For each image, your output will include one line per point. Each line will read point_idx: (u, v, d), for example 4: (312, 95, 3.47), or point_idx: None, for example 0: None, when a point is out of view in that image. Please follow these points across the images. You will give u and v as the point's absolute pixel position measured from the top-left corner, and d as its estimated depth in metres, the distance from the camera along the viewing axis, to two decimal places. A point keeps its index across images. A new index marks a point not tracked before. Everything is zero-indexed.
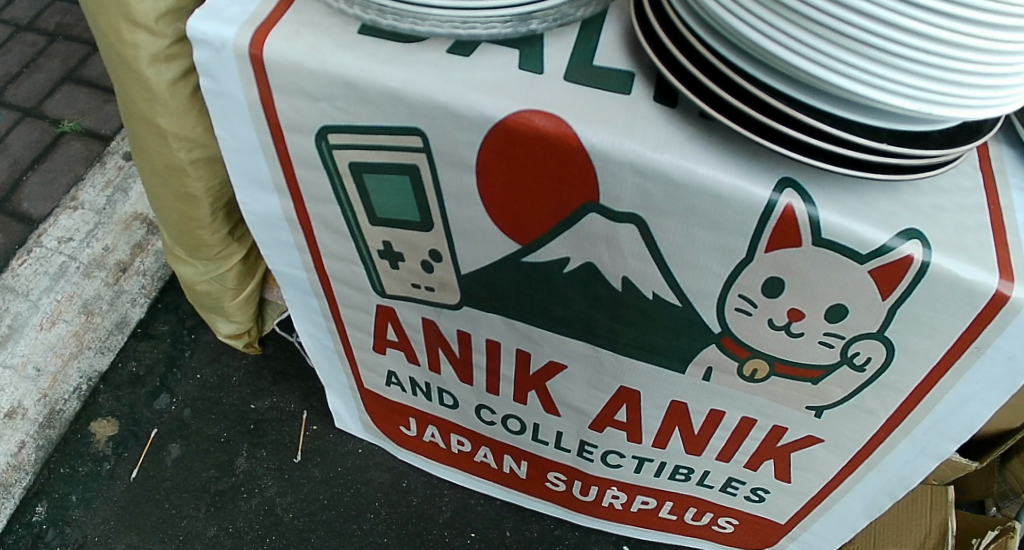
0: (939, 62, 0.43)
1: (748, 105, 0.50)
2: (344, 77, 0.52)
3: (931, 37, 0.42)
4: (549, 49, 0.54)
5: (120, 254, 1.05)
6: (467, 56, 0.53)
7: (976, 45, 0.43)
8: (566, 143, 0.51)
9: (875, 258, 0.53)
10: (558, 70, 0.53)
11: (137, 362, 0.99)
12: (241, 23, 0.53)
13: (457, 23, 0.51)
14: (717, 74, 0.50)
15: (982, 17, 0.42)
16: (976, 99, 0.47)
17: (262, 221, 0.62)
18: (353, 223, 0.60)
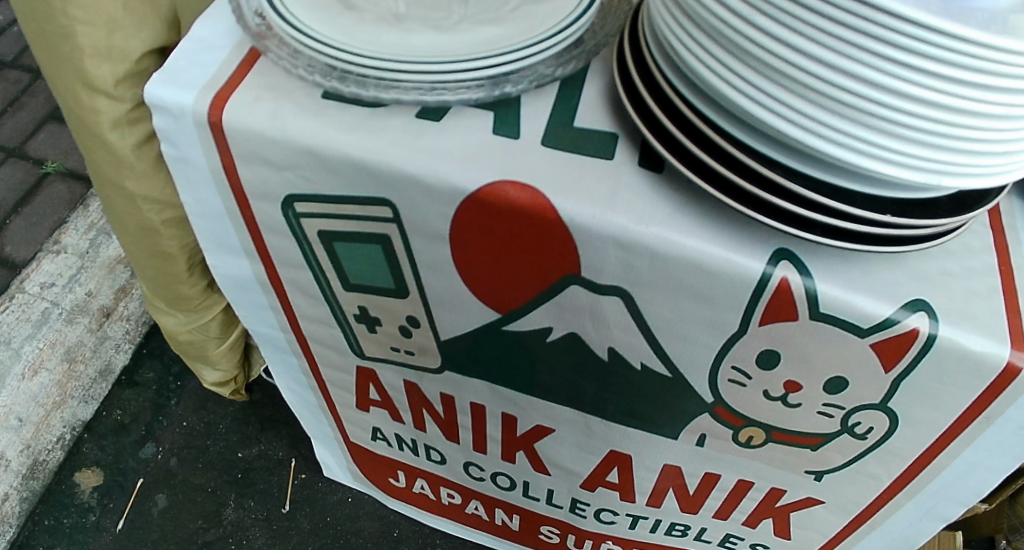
0: (944, 129, 0.39)
1: (736, 173, 0.46)
2: (307, 146, 0.49)
3: (930, 103, 0.38)
4: (525, 109, 0.51)
5: (104, 299, 1.05)
6: (438, 121, 0.50)
7: (982, 110, 0.38)
8: (544, 215, 0.48)
9: (878, 331, 0.49)
10: (534, 134, 0.50)
11: (122, 411, 0.99)
12: (200, 88, 0.51)
13: (425, 89, 0.49)
14: (702, 137, 0.47)
15: (989, 82, 0.37)
16: (984, 165, 0.42)
17: (234, 285, 0.60)
18: (327, 288, 0.57)
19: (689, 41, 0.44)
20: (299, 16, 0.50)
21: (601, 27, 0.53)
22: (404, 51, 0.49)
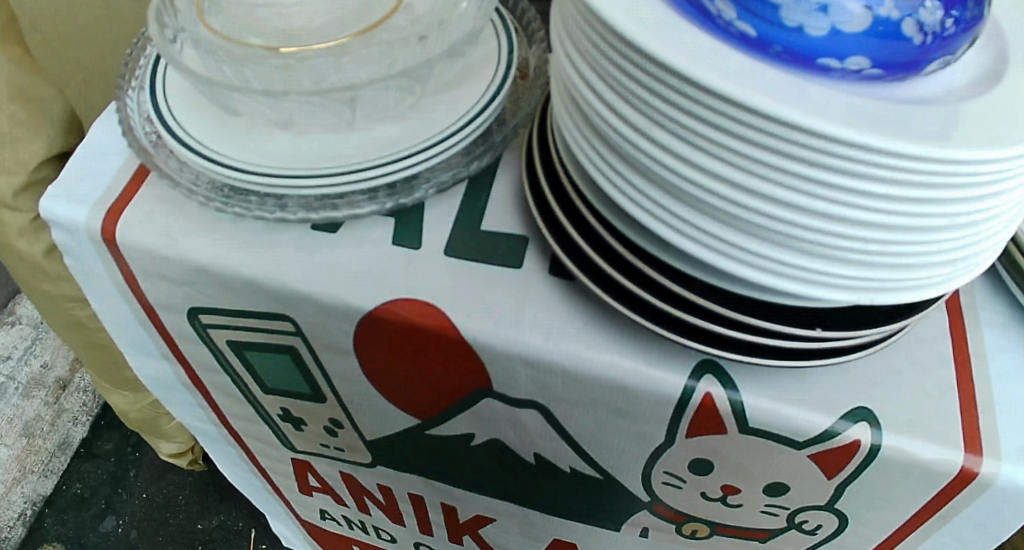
0: (847, 243, 0.35)
1: (646, 288, 0.42)
2: (200, 265, 0.47)
3: (824, 217, 0.34)
4: (428, 215, 0.48)
5: (59, 370, 1.09)
6: (332, 234, 0.47)
7: (890, 222, 0.34)
8: (446, 335, 0.45)
9: (814, 443, 0.46)
10: (436, 243, 0.47)
11: (81, 483, 1.01)
12: (94, 202, 0.49)
13: (314, 205, 0.46)
14: (608, 249, 0.43)
15: (889, 193, 0.33)
16: (913, 271, 0.38)
17: (158, 385, 0.59)
18: (246, 390, 0.55)
19: (592, 141, 0.39)
20: (188, 126, 0.48)
21: (508, 114, 0.50)
22: (293, 163, 0.46)
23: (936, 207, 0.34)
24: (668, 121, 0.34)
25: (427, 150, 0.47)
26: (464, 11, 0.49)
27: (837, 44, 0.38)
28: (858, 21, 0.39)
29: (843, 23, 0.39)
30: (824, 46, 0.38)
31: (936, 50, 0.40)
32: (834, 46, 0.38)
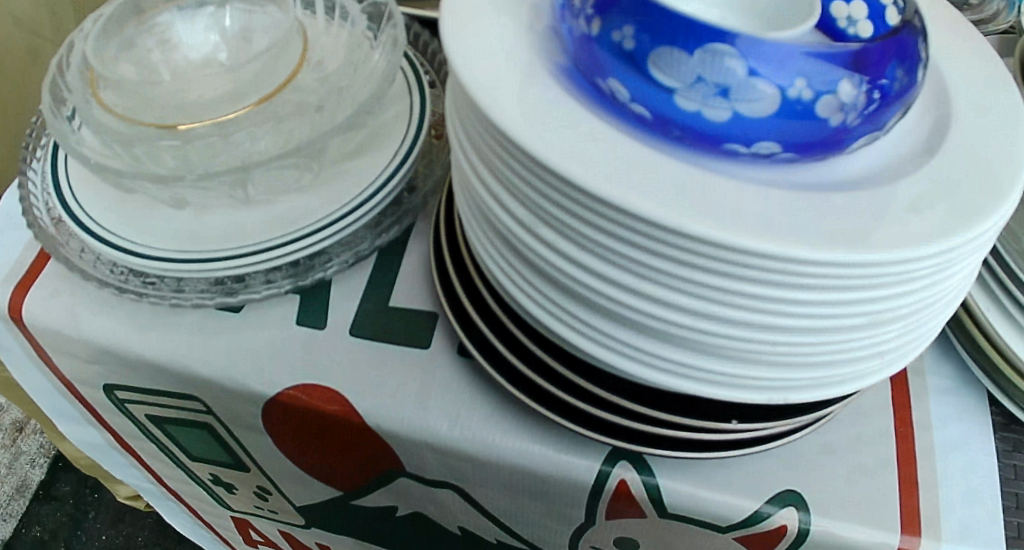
0: (710, 336, 0.35)
1: (549, 378, 0.40)
2: (104, 346, 0.46)
3: (678, 309, 0.34)
4: (335, 293, 0.46)
5: (16, 413, 1.12)
6: (238, 313, 0.46)
7: (746, 315, 0.34)
8: (350, 422, 0.43)
9: (739, 528, 0.44)
10: (342, 323, 0.45)
11: (41, 527, 1.05)
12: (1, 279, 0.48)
13: (216, 287, 0.45)
14: (509, 336, 0.41)
15: (734, 284, 0.33)
16: (805, 366, 0.37)
17: (91, 447, 0.58)
18: (173, 456, 0.55)
19: (492, 229, 0.38)
20: (89, 211, 0.46)
21: (417, 180, 0.48)
22: (191, 246, 0.45)
23: (800, 300, 0.33)
24: (552, 212, 0.34)
25: (327, 232, 0.45)
26: (372, 73, 0.47)
27: (744, 130, 0.35)
28: (769, 103, 0.34)
29: (750, 107, 0.34)
30: (727, 131, 0.35)
31: (862, 122, 0.36)
32: (739, 132, 0.35)
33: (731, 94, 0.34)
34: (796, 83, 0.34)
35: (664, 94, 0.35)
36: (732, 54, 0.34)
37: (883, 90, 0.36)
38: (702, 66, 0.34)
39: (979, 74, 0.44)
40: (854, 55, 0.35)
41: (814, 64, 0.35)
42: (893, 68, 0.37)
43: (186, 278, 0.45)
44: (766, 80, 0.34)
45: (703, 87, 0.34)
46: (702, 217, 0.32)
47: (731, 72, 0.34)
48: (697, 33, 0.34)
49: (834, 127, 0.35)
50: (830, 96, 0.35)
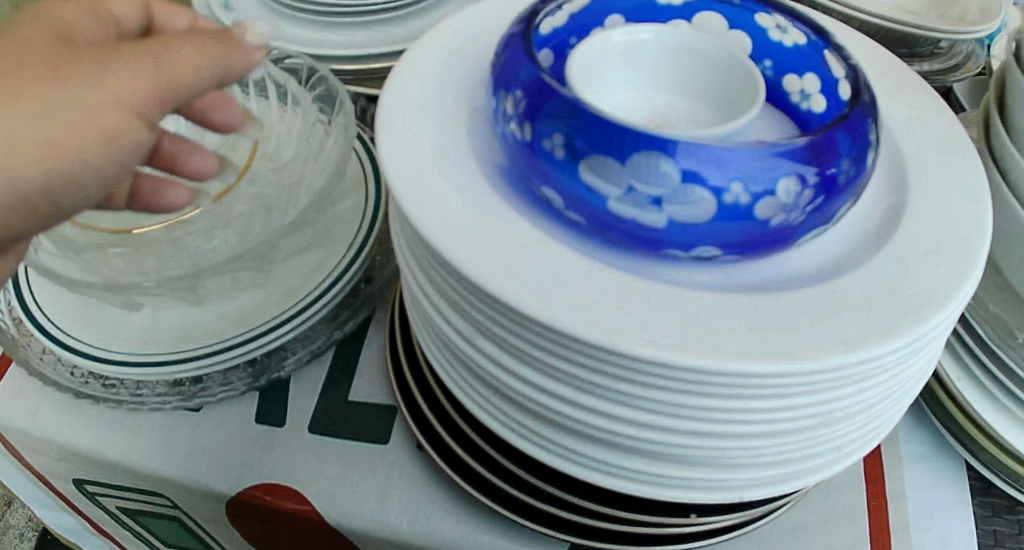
0: (658, 445, 0.34)
1: (505, 478, 0.40)
2: (68, 447, 0.46)
3: (621, 419, 0.34)
4: (295, 388, 0.46)
5: None
6: (197, 413, 0.46)
7: (689, 424, 0.33)
8: (313, 522, 0.43)
9: None
10: (302, 419, 0.45)
11: None
12: None
13: (179, 388, 0.45)
14: (462, 433, 0.41)
15: (670, 397, 0.32)
16: (762, 465, 0.36)
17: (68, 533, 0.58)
18: (149, 541, 0.55)
19: (438, 334, 0.38)
20: (49, 315, 0.46)
21: (375, 269, 0.48)
22: (152, 348, 0.45)
23: (740, 407, 0.33)
24: (490, 325, 0.34)
25: (286, 330, 0.45)
26: (327, 162, 0.47)
27: (682, 235, 0.35)
28: (705, 209, 0.34)
29: (687, 214, 0.34)
30: (667, 237, 0.35)
31: (805, 218, 0.36)
32: (679, 237, 0.35)
33: (666, 203, 0.34)
34: (732, 189, 0.34)
35: (599, 203, 0.35)
36: (665, 164, 0.33)
37: (826, 186, 0.35)
38: (635, 176, 0.34)
39: (935, 143, 0.43)
40: (791, 154, 0.34)
41: (750, 168, 0.34)
42: (840, 159, 0.36)
43: (145, 382, 0.45)
44: (701, 188, 0.34)
45: (637, 196, 0.34)
46: (637, 330, 0.32)
47: (664, 182, 0.34)
48: (627, 145, 0.33)
49: (774, 226, 0.35)
50: (769, 198, 0.34)
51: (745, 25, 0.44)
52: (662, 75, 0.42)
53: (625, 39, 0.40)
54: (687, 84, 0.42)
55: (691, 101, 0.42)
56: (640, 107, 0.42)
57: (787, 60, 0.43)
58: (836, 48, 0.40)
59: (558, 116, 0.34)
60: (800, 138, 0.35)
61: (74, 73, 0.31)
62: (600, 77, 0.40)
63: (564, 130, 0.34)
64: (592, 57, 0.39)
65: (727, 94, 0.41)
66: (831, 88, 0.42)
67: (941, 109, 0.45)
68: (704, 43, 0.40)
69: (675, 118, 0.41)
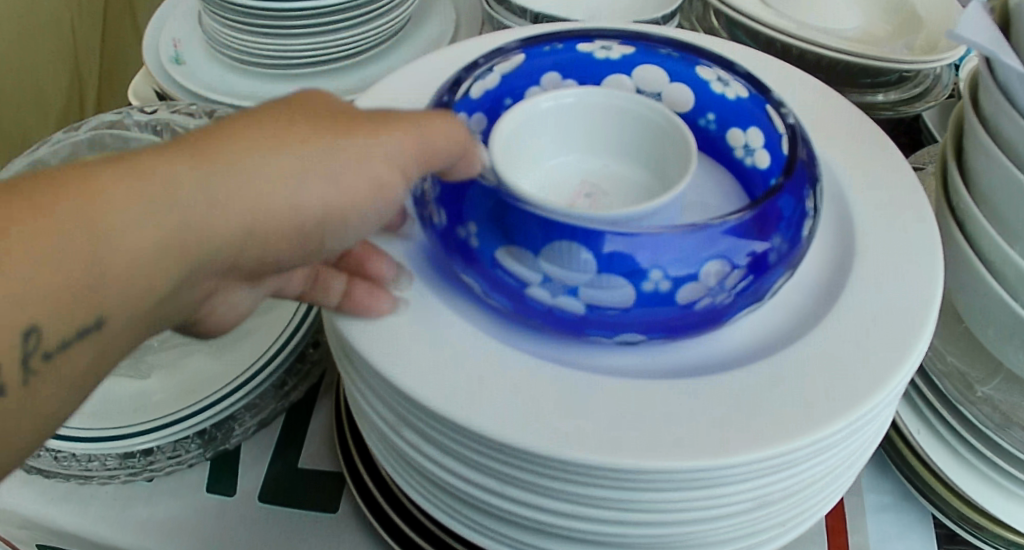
0: (589, 536, 0.34)
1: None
2: (24, 518, 0.46)
3: (550, 512, 0.34)
4: (246, 456, 0.46)
5: None
6: (150, 480, 0.46)
7: (619, 517, 0.33)
8: None
9: None
10: (252, 488, 0.45)
11: None
12: None
13: (130, 464, 0.44)
14: (405, 510, 0.41)
15: (597, 494, 0.32)
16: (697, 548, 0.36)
17: None
18: None
19: (370, 416, 0.37)
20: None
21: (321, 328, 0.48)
22: (102, 421, 0.45)
23: (670, 501, 0.33)
24: (419, 420, 0.34)
25: (237, 399, 0.45)
26: None
27: (602, 322, 0.34)
28: (624, 296, 0.33)
29: (604, 301, 0.33)
30: (586, 321, 0.34)
31: (735, 300, 0.35)
32: (598, 321, 0.34)
33: (581, 291, 0.33)
34: (652, 275, 0.33)
35: (516, 292, 0.34)
36: (579, 251, 0.33)
37: (757, 266, 0.35)
38: (549, 266, 0.33)
39: (885, 193, 0.42)
40: (715, 234, 0.33)
41: (673, 252, 0.33)
42: (770, 235, 0.35)
43: (96, 458, 0.44)
44: (617, 275, 0.33)
45: (552, 284, 0.33)
46: (557, 429, 0.32)
47: (579, 271, 0.33)
48: (540, 234, 0.33)
49: (701, 309, 0.34)
50: (691, 283, 0.34)
51: (686, 77, 0.42)
52: (599, 135, 0.41)
53: (553, 105, 0.39)
54: (624, 146, 0.41)
55: (628, 163, 0.41)
56: (575, 170, 0.41)
57: (730, 113, 0.42)
58: (777, 103, 0.39)
59: (473, 208, 0.35)
60: (728, 218, 0.34)
61: (279, 169, 0.30)
62: (528, 144, 0.39)
63: (476, 221, 0.34)
64: (515, 129, 0.38)
65: (661, 161, 0.39)
66: (774, 145, 0.40)
67: (894, 157, 0.43)
68: (638, 107, 0.39)
69: (611, 182, 0.41)
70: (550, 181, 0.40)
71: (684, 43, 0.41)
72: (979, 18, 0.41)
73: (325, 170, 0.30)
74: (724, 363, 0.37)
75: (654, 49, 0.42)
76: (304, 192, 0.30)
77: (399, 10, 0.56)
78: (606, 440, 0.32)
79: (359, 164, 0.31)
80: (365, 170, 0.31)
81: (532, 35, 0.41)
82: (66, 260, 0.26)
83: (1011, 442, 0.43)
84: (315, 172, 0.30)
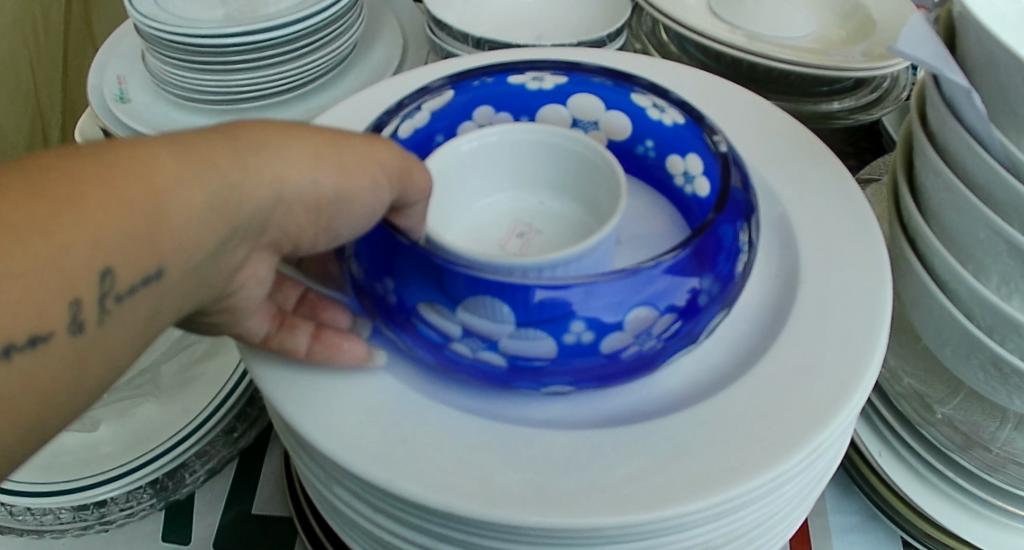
0: None
1: None
2: None
3: None
4: (200, 502, 0.46)
5: None
6: (106, 532, 0.45)
7: None
8: None
9: None
10: (205, 535, 0.44)
11: None
12: None
13: (84, 515, 0.44)
14: None
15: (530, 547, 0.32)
16: None
17: None
18: None
19: (308, 470, 0.37)
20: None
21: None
22: (56, 473, 0.44)
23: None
24: (350, 478, 0.34)
25: (191, 444, 0.45)
26: None
27: (527, 374, 0.34)
28: (546, 348, 0.34)
29: (526, 354, 0.34)
30: (512, 373, 0.34)
31: (664, 344, 0.35)
32: (525, 374, 0.34)
33: (502, 346, 0.34)
34: (573, 328, 0.33)
35: (439, 346, 0.35)
36: (493, 304, 0.33)
37: (687, 307, 0.35)
38: (468, 321, 0.34)
39: (831, 214, 0.41)
40: (642, 278, 0.33)
41: (597, 300, 0.33)
42: (701, 275, 0.35)
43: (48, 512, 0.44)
44: (538, 328, 0.33)
45: (472, 339, 0.34)
46: (485, 489, 0.32)
47: (497, 323, 0.33)
48: (459, 288, 0.33)
49: (628, 357, 0.35)
50: (616, 331, 0.34)
51: (619, 104, 0.42)
52: (518, 169, 0.42)
53: (472, 147, 0.40)
54: (543, 176, 0.42)
55: (551, 191, 0.43)
56: (507, 208, 0.43)
57: (667, 139, 0.41)
58: (709, 130, 0.38)
59: (393, 261, 0.35)
60: (661, 258, 0.33)
61: (293, 150, 0.31)
62: (453, 188, 0.41)
63: (393, 274, 0.35)
64: (439, 176, 0.40)
65: (584, 185, 0.41)
66: (711, 172, 0.39)
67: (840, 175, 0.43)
68: (552, 135, 0.41)
69: (538, 214, 0.43)
70: (480, 222, 0.42)
71: (616, 71, 0.41)
72: (926, 32, 0.40)
73: (337, 156, 0.32)
74: (662, 404, 0.36)
75: (588, 78, 0.42)
76: (320, 173, 0.31)
77: (342, 40, 0.55)
78: (534, 498, 0.31)
79: (363, 154, 0.33)
80: (370, 163, 0.33)
81: (461, 71, 0.41)
82: (134, 212, 0.26)
83: (972, 464, 0.42)
84: (329, 155, 0.32)
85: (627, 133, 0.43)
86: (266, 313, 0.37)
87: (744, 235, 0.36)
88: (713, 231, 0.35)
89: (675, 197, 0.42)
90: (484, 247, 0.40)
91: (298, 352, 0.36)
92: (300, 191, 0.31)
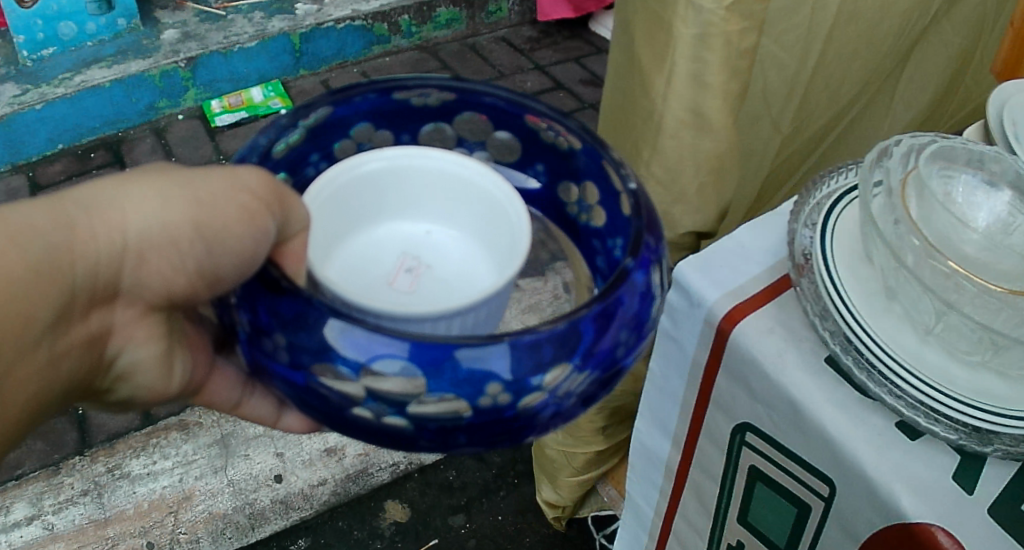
0: None
1: None
2: (792, 399, 0.51)
3: None
4: (988, 471, 0.47)
5: None
6: (913, 439, 0.48)
7: None
8: None
9: None
10: (985, 501, 0.46)
11: (455, 473, 1.02)
12: (727, 290, 0.56)
13: (919, 408, 0.47)
14: None
15: None
16: None
17: (644, 453, 0.70)
18: (722, 510, 0.62)
19: None
20: (839, 273, 0.54)
21: None
22: (921, 367, 0.50)
23: None
24: None
25: None
26: None
27: (453, 426, 0.38)
28: (461, 405, 0.37)
29: (433, 417, 0.37)
30: (416, 425, 0.37)
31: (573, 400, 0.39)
32: (425, 429, 0.38)
33: (407, 409, 0.37)
34: (489, 392, 0.36)
35: (355, 407, 0.38)
36: (396, 358, 0.35)
37: (590, 362, 0.38)
38: (378, 381, 0.36)
39: None
40: (532, 348, 0.36)
41: (509, 360, 0.36)
42: (581, 348, 0.37)
43: (899, 385, 0.48)
44: (453, 381, 0.35)
45: (380, 403, 0.37)
46: None
47: (403, 379, 0.36)
48: (324, 336, 0.36)
49: (534, 410, 0.38)
50: (532, 391, 0.37)
51: (512, 119, 0.48)
52: (408, 199, 0.48)
53: (378, 166, 0.46)
54: (432, 206, 0.48)
55: (435, 219, 0.49)
56: (399, 246, 0.47)
57: (563, 166, 0.48)
58: (618, 165, 0.43)
59: (293, 306, 0.36)
60: (503, 338, 0.35)
61: (141, 196, 0.38)
62: (349, 212, 0.46)
63: (286, 334, 0.37)
64: (325, 202, 0.44)
65: (492, 234, 0.47)
66: (607, 201, 0.46)
67: None
68: (461, 169, 0.47)
69: (429, 251, 0.47)
70: (362, 249, 0.46)
71: (513, 95, 0.46)
72: None
73: (190, 194, 0.38)
74: None
75: (476, 96, 0.46)
76: (172, 210, 0.38)
77: None
78: None
79: (215, 187, 0.38)
80: (224, 187, 0.38)
81: (344, 90, 0.45)
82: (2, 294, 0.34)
83: None
84: (178, 200, 0.38)
85: (514, 154, 0.50)
86: (231, 383, 0.53)
87: (655, 278, 0.41)
88: (608, 302, 0.38)
89: (574, 228, 0.50)
90: (374, 284, 0.44)
91: (264, 417, 0.57)
92: (148, 234, 0.38)
